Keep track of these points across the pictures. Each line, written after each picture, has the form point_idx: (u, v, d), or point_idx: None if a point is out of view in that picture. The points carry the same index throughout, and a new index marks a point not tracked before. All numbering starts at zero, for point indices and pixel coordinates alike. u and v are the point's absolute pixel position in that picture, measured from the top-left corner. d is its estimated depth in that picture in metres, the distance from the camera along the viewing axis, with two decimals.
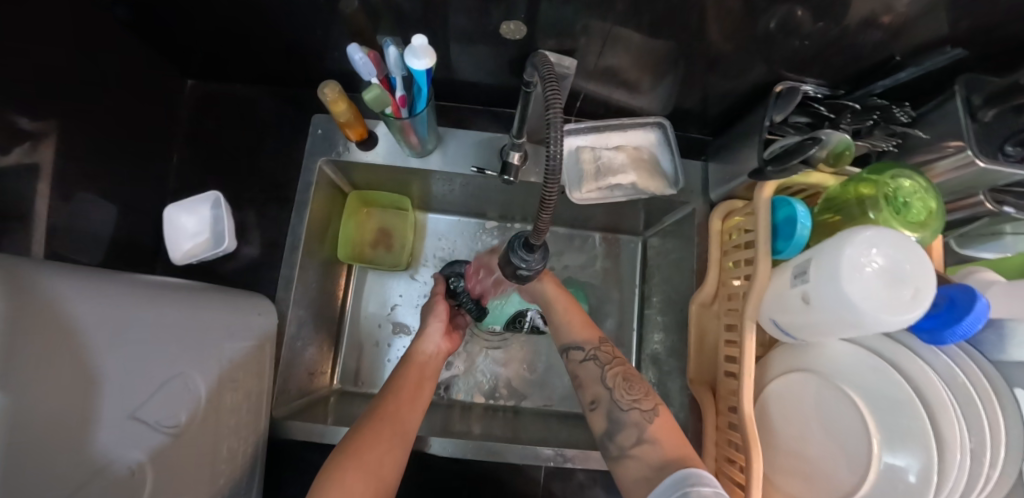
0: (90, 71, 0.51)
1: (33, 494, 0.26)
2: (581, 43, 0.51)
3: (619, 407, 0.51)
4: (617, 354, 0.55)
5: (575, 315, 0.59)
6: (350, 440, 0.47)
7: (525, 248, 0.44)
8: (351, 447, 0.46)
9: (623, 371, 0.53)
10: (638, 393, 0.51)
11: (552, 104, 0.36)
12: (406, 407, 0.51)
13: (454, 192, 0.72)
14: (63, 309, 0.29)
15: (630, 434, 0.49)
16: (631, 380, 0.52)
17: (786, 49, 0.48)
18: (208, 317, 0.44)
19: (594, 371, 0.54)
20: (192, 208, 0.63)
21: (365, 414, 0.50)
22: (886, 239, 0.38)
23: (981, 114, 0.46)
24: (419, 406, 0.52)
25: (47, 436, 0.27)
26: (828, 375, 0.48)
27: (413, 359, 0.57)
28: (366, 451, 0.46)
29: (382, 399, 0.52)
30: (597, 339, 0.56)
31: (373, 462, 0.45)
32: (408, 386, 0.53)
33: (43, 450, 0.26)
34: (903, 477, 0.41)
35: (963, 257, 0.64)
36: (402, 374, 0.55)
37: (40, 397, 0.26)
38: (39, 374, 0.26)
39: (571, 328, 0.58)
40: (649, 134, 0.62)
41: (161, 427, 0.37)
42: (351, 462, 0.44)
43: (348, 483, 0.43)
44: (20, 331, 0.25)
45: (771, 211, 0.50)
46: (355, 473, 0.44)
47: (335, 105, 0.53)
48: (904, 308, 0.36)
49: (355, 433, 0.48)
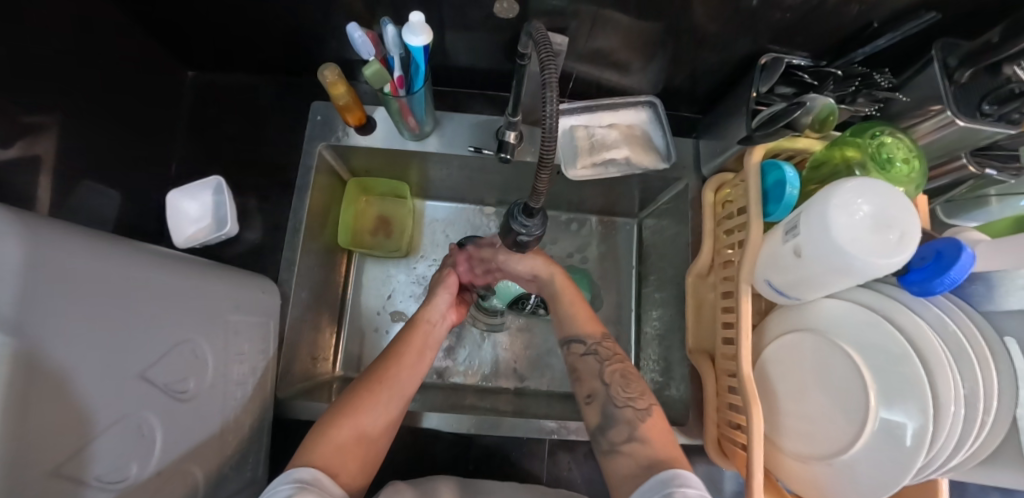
0: (94, 64, 0.52)
1: (47, 438, 0.26)
2: (572, 25, 0.53)
3: (614, 403, 0.51)
4: (618, 352, 0.55)
5: (580, 308, 0.58)
6: (345, 400, 0.50)
7: (525, 214, 0.46)
8: (347, 407, 0.48)
9: (620, 369, 0.53)
10: (634, 391, 0.51)
11: (550, 70, 0.38)
12: (405, 370, 0.53)
13: (451, 176, 0.73)
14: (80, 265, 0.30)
15: (622, 431, 0.49)
16: (628, 377, 0.53)
17: (768, 23, 0.50)
18: (212, 290, 0.45)
19: (592, 366, 0.54)
20: (194, 194, 0.63)
21: (363, 375, 0.53)
22: (871, 188, 0.40)
23: (958, 75, 0.48)
24: (418, 371, 0.54)
25: (61, 387, 0.27)
26: (825, 333, 0.49)
27: (417, 325, 0.57)
28: (362, 413, 0.48)
29: (381, 361, 0.53)
30: (599, 335, 0.56)
31: (365, 423, 0.48)
32: (410, 351, 0.54)
33: (55, 400, 0.27)
34: (900, 429, 0.42)
35: (951, 225, 0.65)
36: (404, 341, 0.55)
37: (53, 346, 0.27)
38: (57, 323, 0.27)
39: (574, 321, 0.57)
40: (641, 112, 0.64)
41: (165, 389, 0.38)
42: (347, 421, 0.47)
43: (342, 441, 0.46)
44: (37, 281, 0.26)
45: (760, 176, 0.51)
46: (348, 433, 0.46)
47: (334, 88, 0.55)
48: (892, 250, 0.38)
49: (351, 392, 0.50)
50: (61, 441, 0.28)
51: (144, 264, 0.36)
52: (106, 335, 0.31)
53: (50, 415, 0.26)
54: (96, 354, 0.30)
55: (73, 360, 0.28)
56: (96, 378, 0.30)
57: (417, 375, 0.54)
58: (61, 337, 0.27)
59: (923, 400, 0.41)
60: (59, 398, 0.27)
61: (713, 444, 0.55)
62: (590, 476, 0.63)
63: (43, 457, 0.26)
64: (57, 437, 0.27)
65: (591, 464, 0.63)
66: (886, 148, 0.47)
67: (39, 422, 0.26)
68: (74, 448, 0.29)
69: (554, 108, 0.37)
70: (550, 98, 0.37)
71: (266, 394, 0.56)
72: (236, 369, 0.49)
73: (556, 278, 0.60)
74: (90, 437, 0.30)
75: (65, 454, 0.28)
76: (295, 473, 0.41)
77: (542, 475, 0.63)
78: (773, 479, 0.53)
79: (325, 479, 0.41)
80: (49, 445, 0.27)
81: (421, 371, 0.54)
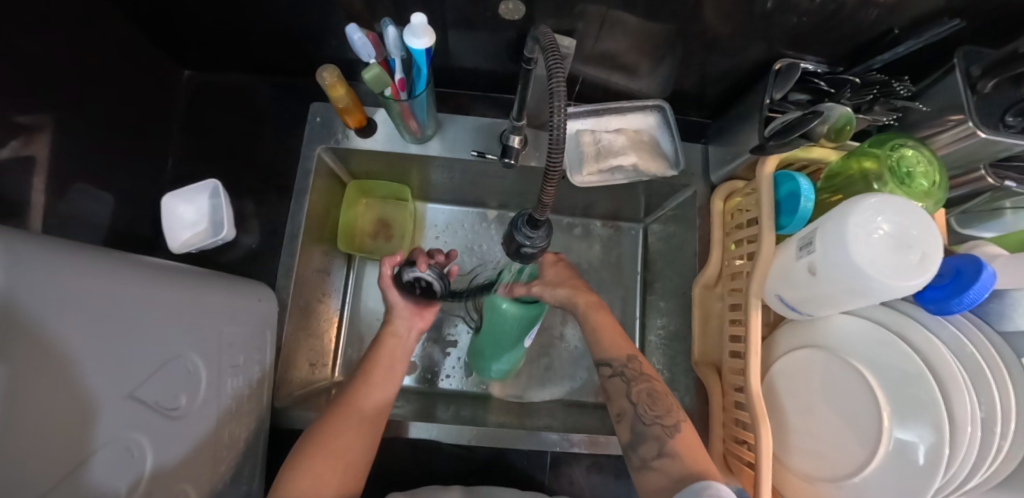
0: (86, 64, 0.50)
1: (38, 465, 0.25)
2: (580, 26, 0.51)
3: (641, 421, 0.49)
4: (646, 371, 0.53)
5: (609, 328, 0.56)
6: (314, 429, 0.48)
7: (529, 225, 0.44)
8: (316, 436, 0.47)
9: (647, 387, 0.51)
10: (662, 409, 0.49)
11: (556, 78, 0.36)
12: (376, 391, 0.52)
13: (453, 180, 0.72)
14: (70, 283, 0.28)
15: (652, 446, 0.47)
16: (655, 395, 0.50)
17: (785, 27, 0.48)
18: (204, 301, 0.43)
19: (620, 386, 0.52)
20: (190, 197, 0.62)
21: (330, 403, 0.52)
22: (891, 207, 0.38)
23: (981, 85, 0.46)
24: (388, 388, 0.53)
25: (51, 409, 0.26)
26: (835, 350, 0.48)
27: (383, 342, 0.56)
28: (333, 440, 0.47)
29: (348, 387, 0.52)
30: (625, 356, 0.53)
31: (339, 450, 0.47)
32: (378, 368, 0.54)
33: (46, 423, 0.26)
34: (914, 451, 0.41)
35: (964, 236, 0.64)
36: (372, 359, 0.55)
37: (43, 371, 0.26)
38: (45, 346, 0.26)
39: (601, 342, 0.55)
40: (648, 117, 0.62)
41: (155, 407, 0.37)
42: (318, 450, 0.46)
43: (314, 470, 0.44)
44: (21, 301, 0.24)
45: (773, 187, 0.50)
46: (321, 462, 0.45)
47: (334, 90, 0.53)
48: (911, 273, 0.37)
49: (319, 422, 0.49)
50: (54, 464, 0.27)
51: (130, 277, 0.35)
52: (96, 354, 0.30)
53: (41, 440, 0.25)
54: (86, 375, 0.29)
55: (61, 382, 0.27)
56: (86, 399, 0.29)
57: (389, 391, 0.53)
58: (49, 358, 0.26)
59: (937, 421, 0.40)
60: (48, 422, 0.26)
61: (718, 460, 0.53)
62: (591, 487, 0.62)
63: (40, 481, 0.25)
64: (49, 458, 0.26)
65: (593, 476, 0.63)
66: (905, 160, 0.45)
67: (29, 447, 0.25)
68: (67, 468, 0.28)
69: (560, 116, 0.35)
70: (556, 108, 0.35)
71: (263, 404, 0.55)
72: (231, 380, 0.48)
73: (583, 304, 0.57)
74: (82, 458, 0.29)
75: (57, 477, 0.27)
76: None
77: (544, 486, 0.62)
78: None
79: None
80: (43, 468, 0.26)
81: (394, 384, 0.54)
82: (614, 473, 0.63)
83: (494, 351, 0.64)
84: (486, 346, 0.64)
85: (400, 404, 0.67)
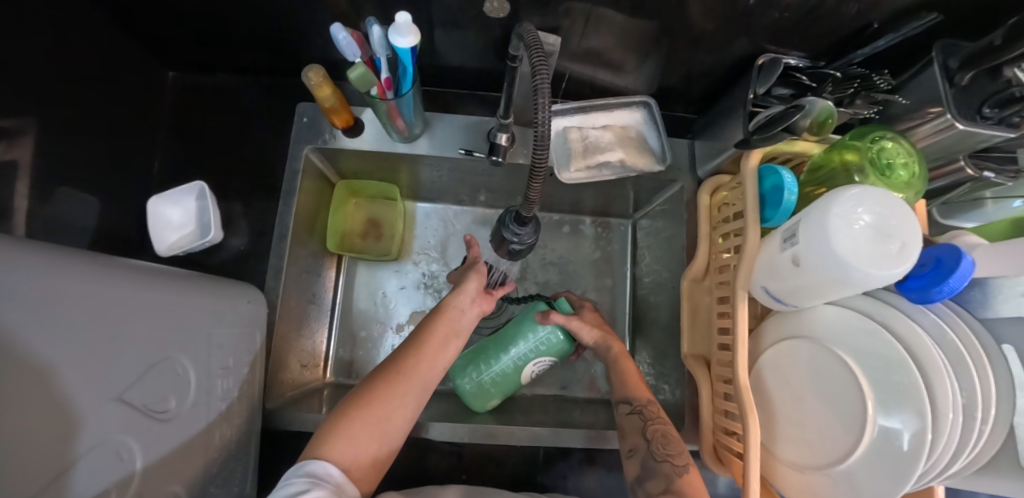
0: (68, 66, 0.50)
1: (26, 472, 0.25)
2: (565, 23, 0.51)
3: (652, 457, 0.48)
4: (663, 416, 0.52)
5: (631, 372, 0.57)
6: (359, 392, 0.48)
7: (517, 222, 0.45)
8: (360, 400, 0.47)
9: (663, 428, 0.50)
10: (674, 450, 0.49)
11: (541, 74, 0.36)
12: (426, 362, 0.51)
13: (442, 178, 0.72)
14: (52, 289, 0.28)
15: (659, 484, 0.46)
16: (669, 436, 0.50)
17: (767, 22, 0.48)
18: (191, 304, 0.43)
19: (637, 424, 0.51)
20: (176, 200, 0.61)
21: (381, 366, 0.51)
22: (871, 197, 0.39)
23: (958, 77, 0.47)
24: (440, 360, 0.52)
25: (33, 411, 0.26)
26: (822, 340, 0.48)
27: (443, 313, 0.55)
28: (375, 405, 0.46)
29: (400, 353, 0.51)
30: (647, 398, 0.53)
31: (380, 416, 0.46)
32: (434, 339, 0.52)
33: (28, 426, 0.26)
34: (897, 437, 0.41)
35: (947, 227, 0.65)
36: (428, 330, 0.53)
37: (25, 379, 0.25)
38: (26, 353, 0.25)
39: (623, 382, 0.55)
40: (635, 113, 0.62)
41: (143, 409, 0.36)
42: (360, 414, 0.46)
43: (356, 434, 0.44)
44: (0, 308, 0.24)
45: (757, 181, 0.50)
46: (361, 426, 0.45)
47: (320, 90, 0.53)
48: (892, 262, 0.37)
49: (365, 385, 0.48)
50: (37, 469, 0.26)
51: (114, 280, 0.34)
52: (81, 356, 0.30)
53: (23, 444, 0.25)
54: (69, 377, 0.29)
55: (43, 381, 0.27)
56: (71, 401, 0.29)
57: (441, 363, 0.52)
58: (30, 358, 0.26)
59: (921, 408, 0.40)
60: (36, 425, 0.26)
61: (708, 450, 0.54)
62: (584, 481, 0.63)
63: (27, 486, 0.25)
64: (35, 459, 0.26)
65: (585, 469, 0.63)
66: (885, 152, 0.46)
67: (16, 450, 0.24)
68: (53, 474, 0.28)
69: (546, 113, 0.36)
70: (542, 104, 0.36)
71: (253, 405, 0.55)
72: (221, 382, 0.48)
73: (615, 352, 0.59)
74: (68, 464, 0.29)
75: (43, 482, 0.27)
76: (308, 466, 0.41)
77: (536, 480, 0.63)
78: (769, 487, 0.53)
79: (337, 473, 0.41)
80: (29, 469, 0.25)
81: (445, 358, 0.53)
82: (608, 467, 0.63)
83: (499, 350, 0.62)
84: (489, 346, 0.63)
85: None
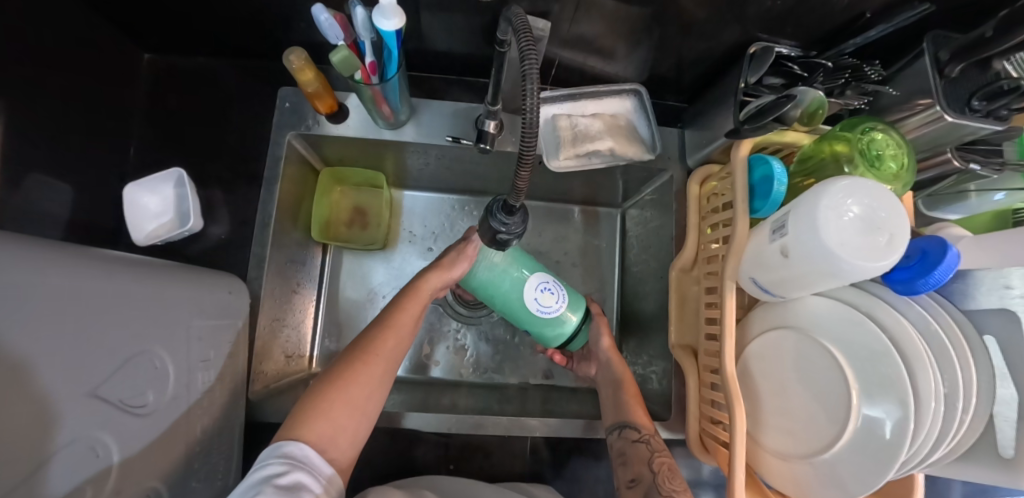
0: (38, 46, 0.47)
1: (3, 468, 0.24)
2: (555, 9, 0.50)
3: (658, 490, 0.48)
4: (665, 446, 0.53)
5: (639, 404, 0.58)
6: (333, 374, 0.46)
7: (505, 211, 0.45)
8: (338, 378, 0.45)
9: (669, 462, 0.51)
10: (678, 485, 0.48)
11: (529, 60, 0.35)
12: (396, 339, 0.50)
13: (429, 166, 0.70)
14: (30, 282, 0.27)
15: None
16: (675, 470, 0.50)
17: (759, 11, 0.48)
18: (170, 294, 0.42)
19: (643, 453, 0.52)
20: (153, 187, 0.59)
21: (351, 347, 0.49)
22: (860, 189, 0.39)
23: (948, 70, 0.47)
24: (405, 339, 0.52)
25: (11, 404, 0.25)
26: (807, 329, 0.48)
27: (416, 295, 0.54)
28: (354, 382, 0.45)
29: (369, 332, 0.50)
30: (653, 430, 0.54)
31: (356, 395, 0.45)
32: (403, 319, 0.52)
33: (5, 420, 0.25)
34: (880, 426, 0.41)
35: (931, 218, 0.65)
36: (399, 308, 0.52)
37: (3, 373, 0.24)
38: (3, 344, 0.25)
39: (631, 410, 0.56)
40: (625, 101, 0.61)
41: (120, 404, 0.35)
42: (337, 393, 0.44)
43: (334, 415, 0.43)
44: None
45: (747, 171, 0.50)
46: (340, 407, 0.44)
47: (302, 74, 0.51)
48: (881, 254, 0.37)
49: (339, 365, 0.47)
50: (17, 465, 0.25)
51: (89, 271, 0.33)
52: (56, 348, 0.29)
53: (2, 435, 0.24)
54: (46, 367, 0.28)
55: (20, 373, 0.26)
56: (44, 396, 0.28)
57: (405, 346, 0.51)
58: (8, 348, 0.25)
59: (904, 396, 0.40)
60: (9, 419, 0.25)
61: (695, 440, 0.55)
62: (574, 471, 0.63)
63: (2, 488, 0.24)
64: (9, 455, 0.25)
65: (573, 458, 0.64)
66: (876, 143, 0.46)
67: None
68: (29, 469, 0.27)
69: (534, 100, 0.34)
70: (530, 91, 0.35)
71: (238, 400, 0.54)
72: (202, 375, 0.47)
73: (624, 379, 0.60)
74: (43, 461, 0.28)
75: (20, 475, 0.26)
76: (286, 447, 0.39)
77: (524, 471, 0.63)
78: (754, 476, 0.53)
79: (316, 458, 0.40)
80: (9, 462, 0.25)
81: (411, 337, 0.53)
82: (596, 455, 0.64)
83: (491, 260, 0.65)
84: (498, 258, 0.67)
85: None
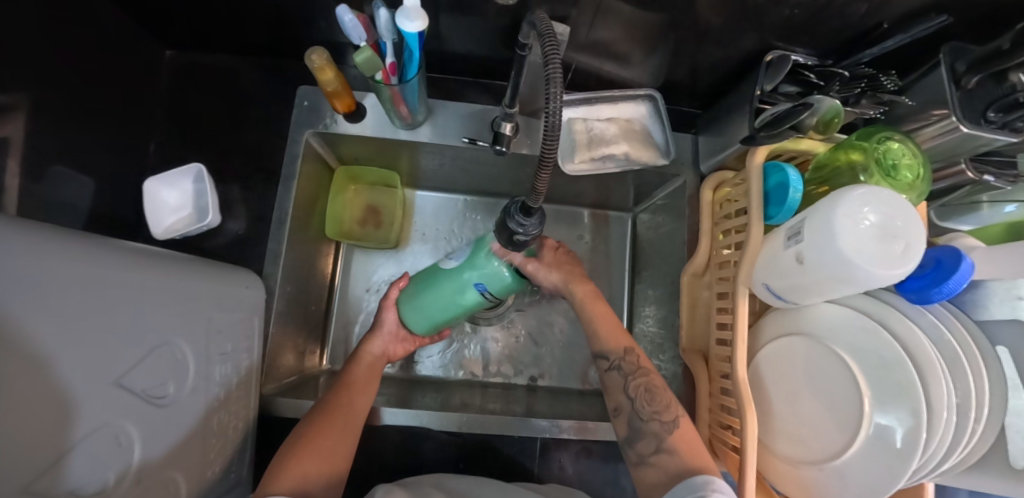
0: (61, 41, 0.48)
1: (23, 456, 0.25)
2: (573, 13, 0.50)
3: (638, 417, 0.50)
4: (643, 364, 0.54)
5: (608, 322, 0.57)
6: (299, 434, 0.48)
7: (523, 212, 0.45)
8: (302, 437, 0.48)
9: (646, 382, 0.52)
10: (659, 405, 0.50)
11: (552, 64, 0.35)
12: (356, 398, 0.54)
13: (444, 166, 0.71)
14: (60, 272, 0.28)
15: (650, 443, 0.48)
16: (653, 389, 0.51)
17: (776, 19, 0.48)
18: (190, 288, 0.42)
19: (617, 380, 0.53)
20: (173, 182, 0.60)
21: (315, 409, 0.52)
22: (875, 197, 0.39)
23: (964, 81, 0.48)
24: (366, 398, 0.55)
25: (38, 391, 0.25)
26: (817, 337, 0.49)
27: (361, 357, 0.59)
28: (319, 437, 0.48)
29: (332, 393, 0.53)
30: (623, 349, 0.54)
31: (323, 446, 0.48)
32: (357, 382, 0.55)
33: (31, 408, 0.25)
34: (891, 434, 0.42)
35: (943, 228, 0.65)
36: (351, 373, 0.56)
37: (30, 362, 0.25)
38: (32, 333, 0.25)
39: (600, 335, 0.56)
40: (639, 106, 0.62)
41: (143, 395, 0.36)
42: (307, 449, 0.47)
43: (304, 467, 0.45)
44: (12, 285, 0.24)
45: (762, 178, 0.50)
46: (309, 458, 0.46)
47: (323, 73, 0.52)
48: (894, 262, 0.38)
49: (303, 427, 0.49)
50: (34, 456, 0.26)
51: (115, 263, 0.34)
52: (83, 338, 0.29)
53: (26, 422, 0.25)
54: (73, 356, 0.28)
55: (48, 361, 0.26)
56: (70, 384, 0.28)
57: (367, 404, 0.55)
58: (38, 336, 0.25)
59: (917, 406, 0.41)
60: (32, 408, 0.25)
61: (704, 444, 0.55)
62: (581, 472, 0.64)
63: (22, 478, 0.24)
64: (33, 444, 0.25)
65: (581, 460, 0.64)
66: (892, 153, 0.46)
67: (14, 434, 0.24)
68: (48, 461, 0.27)
69: (557, 103, 0.35)
70: (552, 94, 0.35)
71: (252, 395, 0.55)
72: (219, 368, 0.47)
73: (580, 294, 0.59)
74: (61, 453, 0.28)
75: (39, 467, 0.26)
76: None
77: (531, 471, 0.64)
78: (763, 481, 0.54)
79: None
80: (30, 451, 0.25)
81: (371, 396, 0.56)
82: (604, 457, 0.64)
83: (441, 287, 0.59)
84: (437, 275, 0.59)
85: (388, 391, 0.68)
